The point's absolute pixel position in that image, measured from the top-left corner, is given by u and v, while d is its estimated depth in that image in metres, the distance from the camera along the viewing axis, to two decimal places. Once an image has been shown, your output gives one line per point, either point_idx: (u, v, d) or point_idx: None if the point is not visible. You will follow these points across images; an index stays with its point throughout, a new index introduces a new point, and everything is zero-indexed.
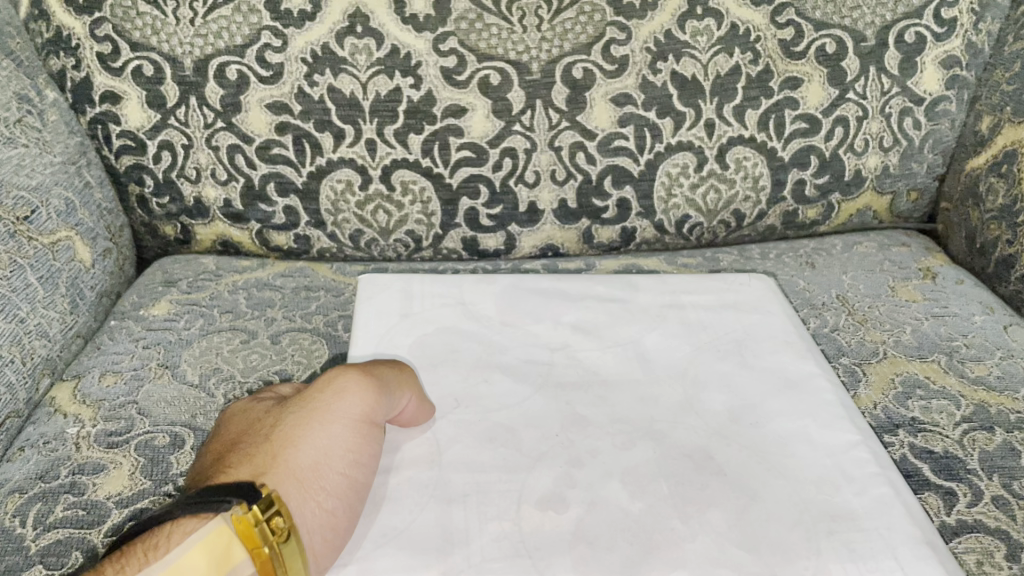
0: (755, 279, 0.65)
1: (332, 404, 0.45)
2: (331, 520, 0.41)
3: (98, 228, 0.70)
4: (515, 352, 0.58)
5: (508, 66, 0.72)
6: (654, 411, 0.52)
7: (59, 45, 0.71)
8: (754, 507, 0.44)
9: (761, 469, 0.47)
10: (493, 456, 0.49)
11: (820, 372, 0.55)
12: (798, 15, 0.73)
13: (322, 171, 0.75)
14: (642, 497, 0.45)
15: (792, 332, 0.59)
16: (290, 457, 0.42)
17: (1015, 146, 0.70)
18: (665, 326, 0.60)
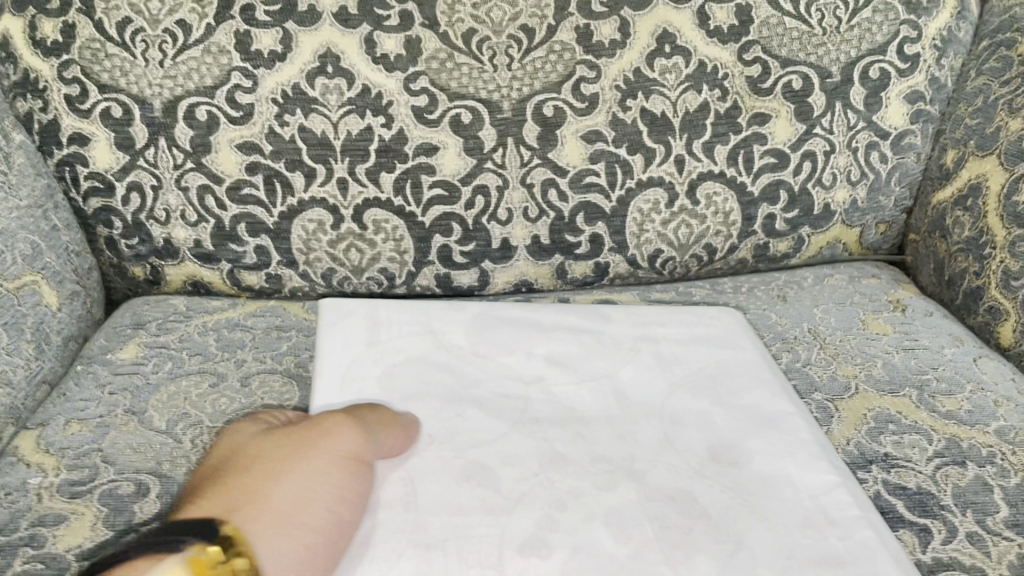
0: (725, 312, 0.66)
1: (318, 441, 0.46)
2: (309, 555, 0.40)
3: (65, 270, 0.69)
4: (488, 385, 0.58)
5: (480, 105, 0.73)
6: (634, 449, 0.52)
7: (26, 88, 0.70)
8: (743, 553, 0.44)
9: (744, 510, 0.47)
10: (472, 497, 0.48)
11: (795, 411, 0.55)
12: (765, 52, 0.74)
13: (293, 211, 0.74)
14: (630, 543, 0.45)
15: (769, 369, 0.59)
16: (271, 490, 0.42)
17: (979, 179, 0.70)
18: (639, 361, 0.60)
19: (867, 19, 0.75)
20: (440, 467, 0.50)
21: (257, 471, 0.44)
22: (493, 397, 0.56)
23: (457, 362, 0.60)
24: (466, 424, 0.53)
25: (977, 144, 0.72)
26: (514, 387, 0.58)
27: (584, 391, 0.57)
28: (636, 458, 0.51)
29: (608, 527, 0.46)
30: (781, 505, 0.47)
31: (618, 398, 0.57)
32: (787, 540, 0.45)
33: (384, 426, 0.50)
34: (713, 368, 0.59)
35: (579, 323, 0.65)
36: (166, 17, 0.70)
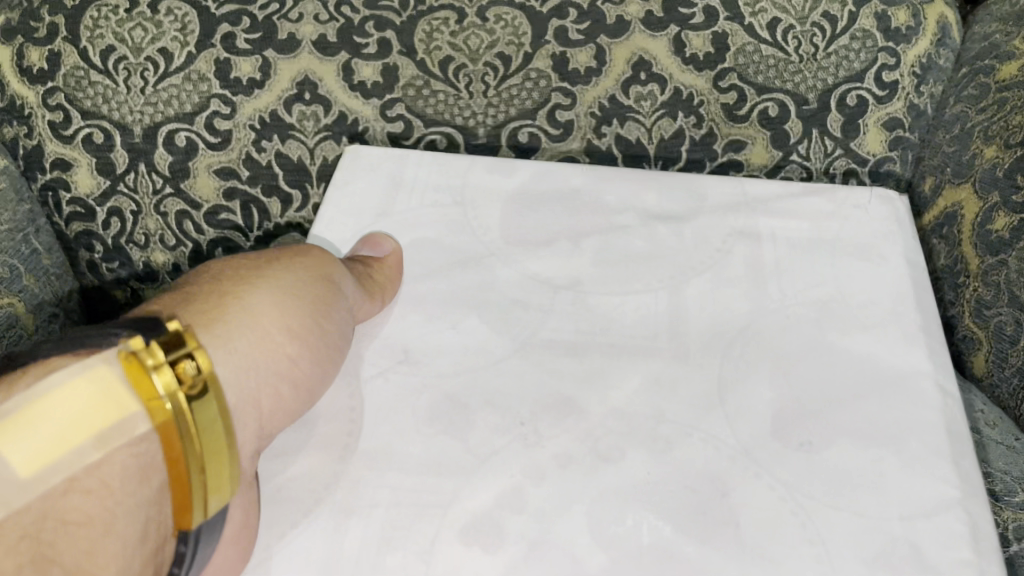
0: (874, 200, 0.66)
1: (287, 282, 0.51)
2: (275, 401, 0.47)
3: (43, 295, 0.72)
4: (426, 186, 0.68)
5: (456, 133, 0.75)
6: (677, 436, 0.51)
7: (13, 114, 0.73)
8: (554, 519, 0.47)
9: (876, 384, 0.54)
10: (443, 343, 0.56)
11: (903, 414, 0.52)
12: (741, 80, 0.74)
13: (269, 235, 0.77)
14: (511, 441, 0.51)
15: (902, 312, 0.58)
16: (253, 304, 0.48)
17: (956, 208, 0.70)
18: (758, 328, 0.57)
19: (845, 46, 0.75)
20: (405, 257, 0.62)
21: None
22: (476, 182, 0.68)
23: (401, 166, 0.69)
24: (417, 172, 0.69)
25: (953, 171, 0.71)
26: (449, 208, 0.66)
27: (629, 307, 0.59)
28: (692, 433, 0.51)
29: (364, 471, 0.50)
30: (731, 556, 0.46)
31: (572, 290, 0.60)
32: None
33: (135, 374, 0.39)
34: (818, 335, 0.57)
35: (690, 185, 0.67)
36: (148, 46, 0.72)
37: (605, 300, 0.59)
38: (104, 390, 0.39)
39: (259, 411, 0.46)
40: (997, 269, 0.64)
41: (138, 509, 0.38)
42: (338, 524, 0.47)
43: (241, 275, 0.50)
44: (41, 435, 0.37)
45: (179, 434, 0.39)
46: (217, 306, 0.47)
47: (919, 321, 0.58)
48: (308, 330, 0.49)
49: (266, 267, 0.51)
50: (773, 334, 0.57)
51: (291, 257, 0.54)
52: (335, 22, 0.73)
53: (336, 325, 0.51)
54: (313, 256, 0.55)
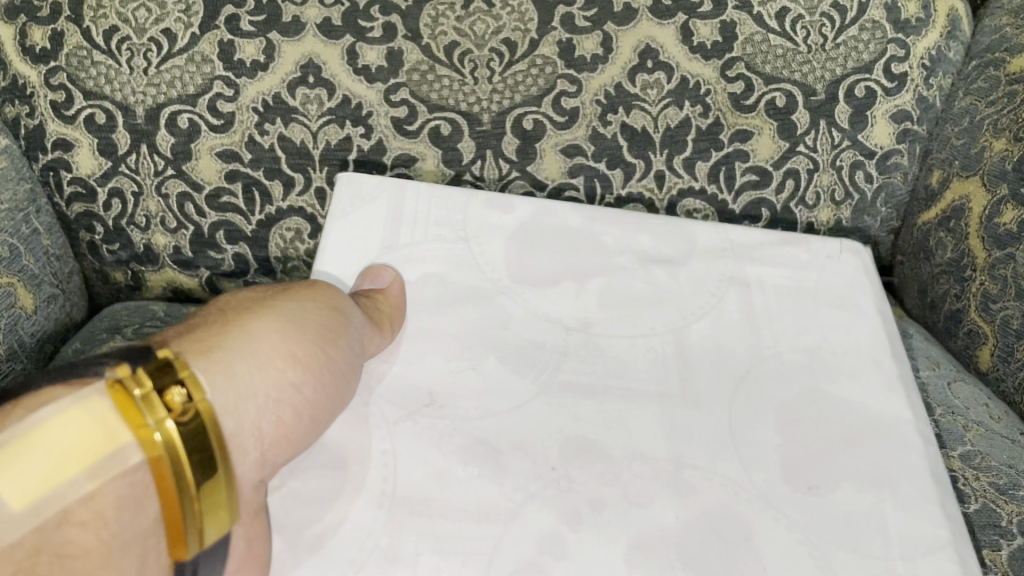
0: (846, 251, 0.68)
1: (293, 310, 0.52)
2: (278, 429, 0.48)
3: (43, 275, 0.72)
4: (429, 219, 0.68)
5: (459, 117, 0.73)
6: (698, 480, 0.54)
7: (15, 93, 0.72)
8: (597, 568, 0.50)
9: (864, 425, 0.58)
10: (470, 386, 0.59)
11: (890, 457, 0.56)
12: (748, 69, 0.74)
13: (271, 219, 0.76)
14: (546, 488, 0.54)
15: (881, 360, 0.62)
16: (255, 330, 0.49)
17: (963, 201, 0.69)
18: (757, 376, 0.60)
19: (853, 37, 0.74)
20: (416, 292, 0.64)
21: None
22: (478, 211, 0.69)
23: (401, 195, 0.69)
24: (417, 203, 0.69)
25: (962, 164, 0.70)
26: (452, 244, 0.67)
27: (637, 348, 0.62)
28: (711, 477, 0.55)
29: (404, 516, 0.52)
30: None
31: (582, 332, 0.63)
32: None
33: (126, 405, 0.42)
34: (811, 383, 0.60)
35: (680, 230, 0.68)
36: (153, 27, 0.71)
37: (614, 342, 0.62)
38: (98, 421, 0.41)
39: (261, 439, 0.47)
40: (1004, 262, 0.63)
41: (134, 535, 0.41)
42: (385, 570, 0.50)
43: (248, 308, 0.52)
44: (41, 464, 0.39)
45: (170, 462, 0.42)
46: (219, 334, 0.49)
47: (898, 368, 0.62)
48: (314, 357, 0.51)
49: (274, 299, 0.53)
50: (770, 383, 0.60)
51: (300, 289, 0.56)
52: (341, 5, 0.72)
53: (342, 354, 0.53)
54: (325, 288, 0.57)
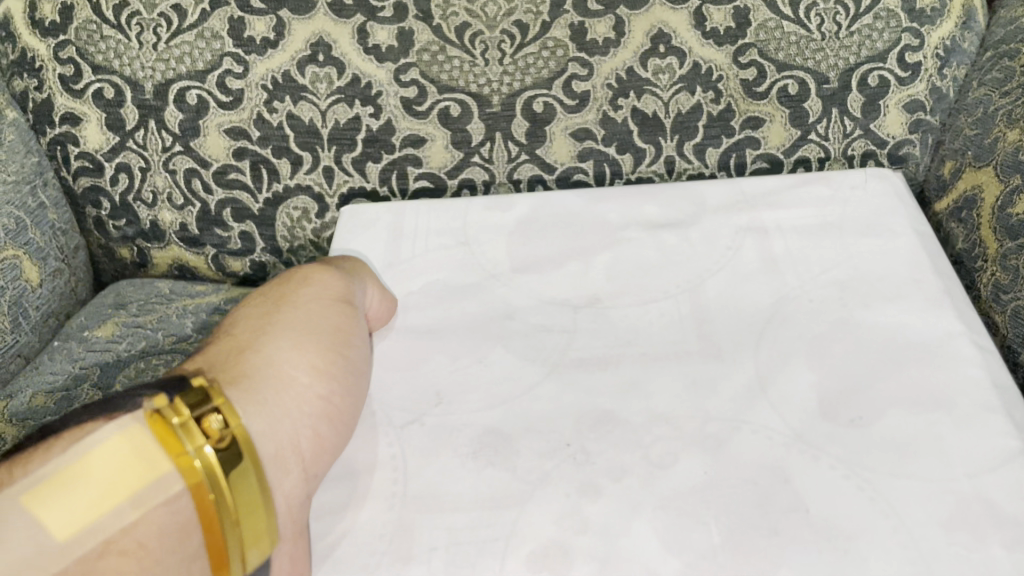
0: (870, 179, 0.70)
1: (303, 321, 0.51)
2: (316, 443, 0.46)
3: (49, 249, 0.72)
4: (428, 231, 0.70)
5: (469, 98, 0.73)
6: (726, 433, 0.51)
7: (23, 66, 0.71)
8: (618, 529, 0.46)
9: (905, 345, 0.55)
10: (473, 376, 0.56)
11: (948, 377, 0.53)
12: (761, 55, 0.72)
13: (278, 198, 0.76)
14: (558, 462, 0.50)
15: (921, 278, 0.60)
16: (269, 349, 0.48)
17: (975, 191, 0.69)
18: (783, 316, 0.59)
19: (868, 25, 0.72)
20: (416, 300, 0.64)
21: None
22: (478, 216, 0.71)
23: (400, 215, 0.72)
24: (417, 219, 0.71)
25: (974, 154, 0.70)
26: (453, 249, 0.68)
27: (651, 314, 0.61)
28: (741, 427, 0.51)
29: (415, 514, 0.48)
30: (809, 540, 0.45)
31: (592, 308, 0.62)
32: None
33: (165, 435, 0.39)
34: (843, 313, 0.58)
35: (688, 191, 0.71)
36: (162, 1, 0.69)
37: (625, 312, 0.61)
38: (136, 450, 0.38)
39: (300, 456, 0.45)
40: (1016, 253, 0.63)
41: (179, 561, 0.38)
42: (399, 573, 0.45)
43: (259, 327, 0.50)
44: (78, 499, 0.36)
45: (213, 489, 0.38)
46: (236, 362, 0.47)
47: (941, 283, 0.60)
48: (332, 365, 0.50)
49: (277, 312, 0.52)
50: (799, 321, 0.58)
51: (298, 289, 0.54)
52: None
53: (358, 355, 0.52)
54: (325, 279, 0.56)
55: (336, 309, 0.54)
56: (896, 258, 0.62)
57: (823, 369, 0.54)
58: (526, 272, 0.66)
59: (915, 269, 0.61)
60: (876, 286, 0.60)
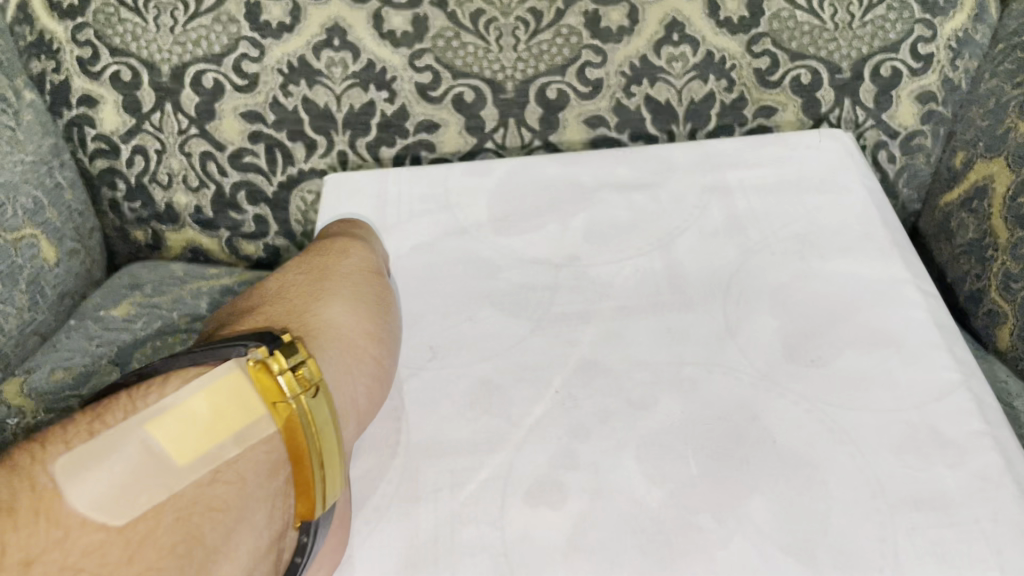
0: (824, 139, 0.73)
1: (349, 297, 0.59)
2: (367, 402, 0.54)
3: (66, 229, 0.72)
4: (411, 198, 0.71)
5: (483, 85, 0.73)
6: (700, 374, 0.56)
7: (41, 48, 0.70)
8: (608, 465, 0.51)
9: (855, 292, 0.61)
10: (466, 336, 0.60)
11: (901, 319, 0.58)
12: (774, 45, 0.72)
13: (292, 181, 0.77)
14: (549, 407, 0.55)
15: (872, 230, 0.65)
16: (330, 312, 0.58)
17: (986, 181, 0.70)
18: (749, 271, 0.63)
19: (881, 16, 0.71)
20: (403, 263, 0.66)
21: (34, 553, 0.40)
22: (458, 184, 0.72)
23: (383, 183, 0.72)
24: (399, 187, 0.72)
25: (986, 145, 0.70)
26: (436, 214, 0.70)
27: (626, 270, 0.64)
28: (715, 368, 0.56)
29: (421, 460, 0.52)
30: (776, 469, 0.50)
31: (570, 266, 0.65)
32: (775, 503, 0.49)
33: (266, 384, 0.49)
34: (802, 266, 0.63)
35: (652, 155, 0.73)
36: None
37: (601, 270, 0.65)
38: (240, 397, 0.49)
39: (357, 410, 0.53)
40: None
41: (265, 493, 0.48)
42: (408, 512, 0.50)
43: (309, 295, 0.59)
44: (191, 436, 0.48)
45: (307, 433, 0.48)
46: (303, 327, 0.56)
47: (889, 233, 0.65)
48: (378, 333, 0.57)
49: (326, 287, 0.60)
50: (762, 272, 0.63)
51: (336, 266, 0.61)
52: None
53: (393, 322, 0.59)
54: (353, 257, 0.62)
55: (372, 284, 0.61)
56: (852, 216, 0.66)
57: (783, 316, 0.59)
58: (509, 233, 0.68)
59: (867, 222, 0.66)
60: (834, 240, 0.65)
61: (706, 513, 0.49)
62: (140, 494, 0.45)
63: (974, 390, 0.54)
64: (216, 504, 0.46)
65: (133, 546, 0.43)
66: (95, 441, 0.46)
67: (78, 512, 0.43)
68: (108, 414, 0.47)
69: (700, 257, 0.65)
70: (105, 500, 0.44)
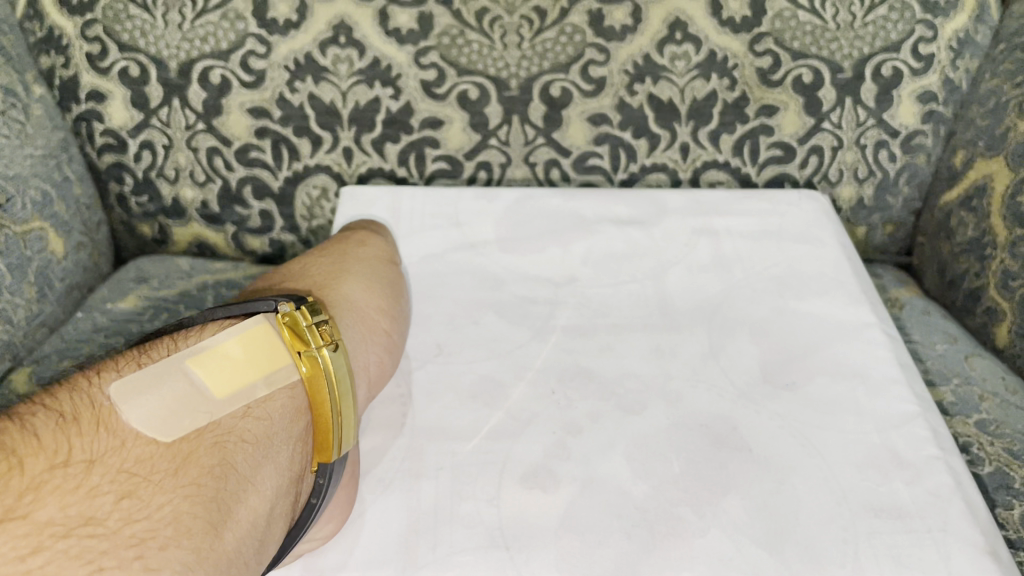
0: (804, 199, 0.74)
1: (364, 274, 0.63)
2: (379, 369, 0.57)
3: (73, 223, 0.73)
4: (422, 213, 0.73)
5: (488, 82, 0.74)
6: (685, 388, 0.59)
7: (50, 44, 0.71)
8: (597, 459, 0.54)
9: (826, 326, 0.63)
10: (472, 336, 0.63)
11: (867, 354, 0.61)
12: (777, 44, 0.73)
13: (298, 176, 0.78)
14: (546, 405, 0.57)
15: (845, 280, 0.67)
16: (348, 287, 0.62)
17: (986, 179, 0.70)
18: (733, 302, 0.66)
19: (883, 16, 0.72)
20: (416, 270, 0.69)
21: (95, 454, 0.43)
22: (467, 202, 0.74)
23: (397, 195, 0.74)
24: (413, 201, 0.74)
25: (986, 145, 0.71)
26: (445, 229, 0.72)
27: (622, 293, 0.67)
28: (691, 383, 0.59)
29: (424, 441, 0.55)
30: (749, 473, 0.53)
31: (571, 287, 0.68)
32: (749, 503, 0.51)
33: (291, 334, 0.52)
34: (779, 303, 0.66)
35: (650, 197, 0.74)
36: None
37: (599, 291, 0.67)
38: (270, 350, 0.52)
39: (369, 378, 0.57)
40: None
41: (289, 439, 0.51)
42: (411, 486, 0.52)
43: (333, 271, 0.63)
44: (229, 373, 0.50)
45: (326, 382, 0.51)
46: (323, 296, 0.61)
47: (859, 284, 0.67)
48: (391, 309, 0.61)
49: (344, 262, 0.64)
50: (743, 307, 0.65)
51: (352, 253, 0.65)
52: None
53: (404, 305, 0.63)
54: (367, 247, 0.66)
55: (380, 267, 0.64)
56: (825, 260, 0.69)
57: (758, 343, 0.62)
58: (513, 252, 0.71)
59: (837, 269, 0.68)
60: (810, 281, 0.67)
61: (685, 506, 0.51)
62: (186, 415, 0.47)
63: (930, 422, 0.56)
64: (249, 437, 0.48)
65: (183, 458, 0.44)
66: (144, 369, 0.48)
67: (133, 427, 0.45)
68: (153, 354, 0.50)
69: (684, 287, 0.68)
70: (157, 417, 0.46)
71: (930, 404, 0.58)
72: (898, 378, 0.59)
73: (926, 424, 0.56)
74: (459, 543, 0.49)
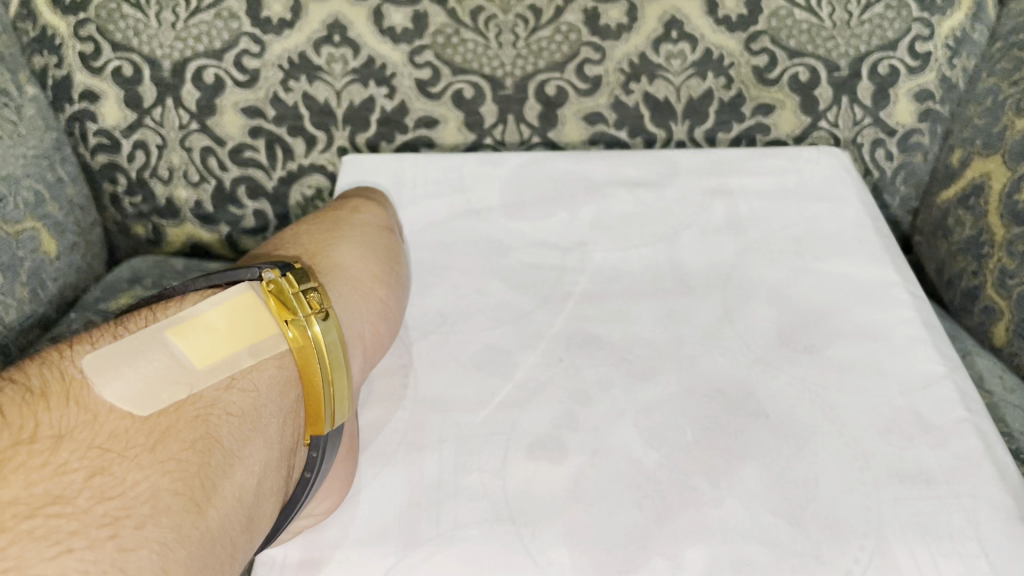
0: (823, 155, 0.74)
1: (358, 241, 0.62)
2: (375, 334, 0.57)
3: (66, 223, 0.73)
4: (426, 181, 0.73)
5: (483, 81, 0.74)
6: (699, 352, 0.58)
7: (43, 44, 0.70)
8: (607, 428, 0.53)
9: (842, 288, 0.63)
10: (479, 304, 0.62)
11: (886, 314, 0.60)
12: (772, 42, 0.73)
13: (292, 176, 0.77)
14: (555, 373, 0.57)
15: (865, 237, 0.67)
16: (340, 255, 0.61)
17: (983, 178, 0.70)
18: (747, 266, 0.65)
19: (879, 14, 0.72)
20: (417, 238, 0.68)
21: (64, 429, 0.42)
22: (473, 170, 0.73)
23: (400, 164, 0.74)
24: (416, 170, 0.73)
25: (983, 143, 0.70)
26: (450, 198, 0.71)
27: (632, 257, 0.66)
28: (710, 347, 0.59)
29: (427, 414, 0.54)
30: (768, 440, 0.52)
31: (579, 250, 0.67)
32: (767, 471, 0.51)
33: (279, 305, 0.52)
34: (798, 263, 0.65)
35: (662, 159, 0.74)
36: None
37: (604, 255, 0.67)
38: (256, 318, 0.52)
39: (364, 344, 0.56)
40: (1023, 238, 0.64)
41: (278, 411, 0.50)
42: (414, 460, 0.52)
43: (324, 239, 0.63)
44: (212, 343, 0.49)
45: (316, 351, 0.51)
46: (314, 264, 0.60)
47: (880, 241, 0.67)
48: (386, 275, 0.61)
49: (337, 231, 0.63)
50: (755, 271, 0.65)
51: (346, 221, 0.64)
52: None
53: (402, 271, 0.63)
54: (364, 215, 0.65)
55: (377, 234, 0.64)
56: (844, 220, 0.69)
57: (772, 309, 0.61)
58: (518, 218, 0.70)
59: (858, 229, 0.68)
60: (829, 243, 0.67)
61: (700, 474, 0.50)
62: (166, 387, 0.46)
63: (954, 382, 0.56)
64: (234, 410, 0.48)
65: (161, 433, 0.44)
66: (122, 341, 0.47)
67: (106, 400, 0.44)
68: (131, 325, 0.49)
69: (699, 250, 0.67)
70: (136, 390, 0.45)
71: (953, 362, 0.57)
72: (921, 337, 0.59)
73: (951, 384, 0.55)
74: (463, 518, 0.49)
